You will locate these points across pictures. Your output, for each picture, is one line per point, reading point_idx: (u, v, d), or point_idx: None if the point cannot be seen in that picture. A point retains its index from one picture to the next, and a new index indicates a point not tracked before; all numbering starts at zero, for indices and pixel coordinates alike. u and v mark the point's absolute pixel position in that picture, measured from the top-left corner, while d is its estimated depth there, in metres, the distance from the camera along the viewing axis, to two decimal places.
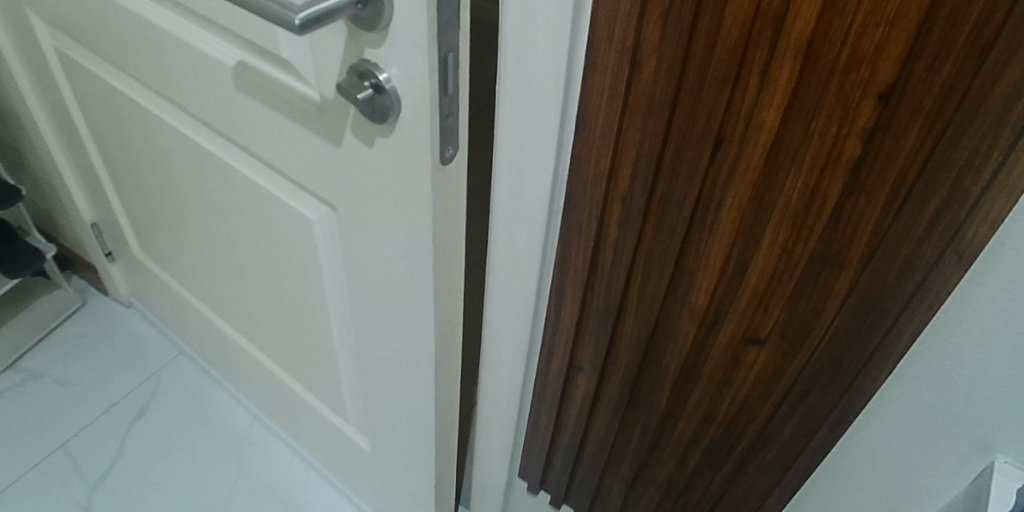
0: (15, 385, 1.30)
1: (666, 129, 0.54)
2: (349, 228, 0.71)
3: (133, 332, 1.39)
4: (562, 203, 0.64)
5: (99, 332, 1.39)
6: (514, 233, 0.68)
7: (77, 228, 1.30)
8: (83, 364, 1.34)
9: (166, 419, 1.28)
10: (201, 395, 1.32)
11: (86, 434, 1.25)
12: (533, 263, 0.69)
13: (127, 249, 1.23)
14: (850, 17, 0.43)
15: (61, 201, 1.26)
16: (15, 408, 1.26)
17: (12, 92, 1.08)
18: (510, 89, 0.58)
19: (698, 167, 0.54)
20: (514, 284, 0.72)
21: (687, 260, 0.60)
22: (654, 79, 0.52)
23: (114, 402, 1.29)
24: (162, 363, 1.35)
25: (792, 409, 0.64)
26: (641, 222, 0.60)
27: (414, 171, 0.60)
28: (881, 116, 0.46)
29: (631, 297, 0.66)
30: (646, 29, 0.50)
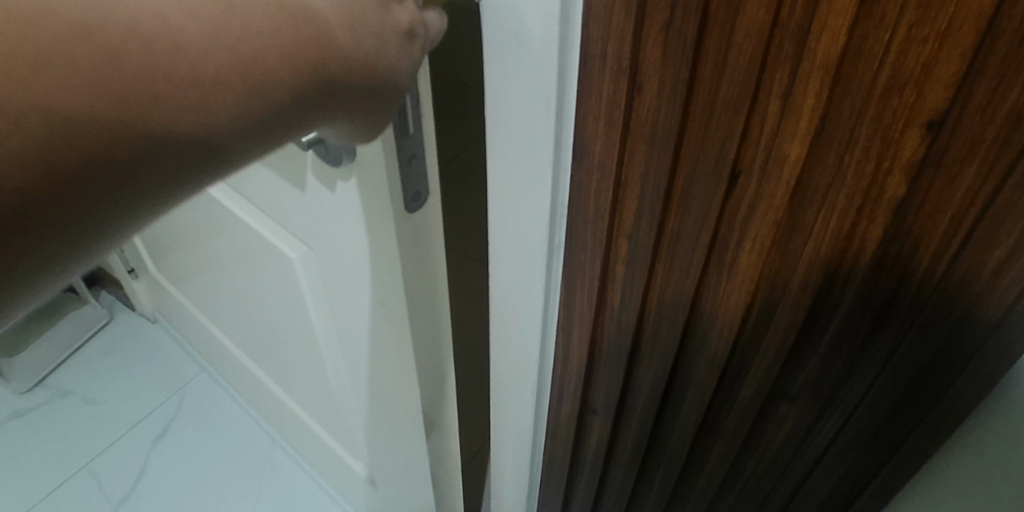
0: (43, 403, 1.30)
1: (674, 161, 0.46)
2: (328, 270, 0.66)
3: (159, 348, 1.39)
4: (563, 239, 0.56)
5: (127, 348, 1.38)
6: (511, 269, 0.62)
7: None
8: (109, 381, 1.34)
9: (189, 438, 1.26)
10: (222, 415, 1.30)
11: (110, 452, 1.24)
12: (536, 303, 0.62)
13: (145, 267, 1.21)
14: (890, 29, 0.34)
15: None
16: (42, 427, 1.27)
17: None
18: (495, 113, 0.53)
19: (712, 204, 0.46)
20: (516, 322, 0.66)
21: (705, 304, 0.52)
22: (657, 103, 0.44)
23: (139, 420, 1.29)
24: (185, 380, 1.34)
25: (829, 471, 0.56)
26: (651, 261, 0.52)
27: (379, 220, 0.54)
28: (929, 150, 0.37)
29: (644, 341, 0.59)
30: (645, 46, 0.42)
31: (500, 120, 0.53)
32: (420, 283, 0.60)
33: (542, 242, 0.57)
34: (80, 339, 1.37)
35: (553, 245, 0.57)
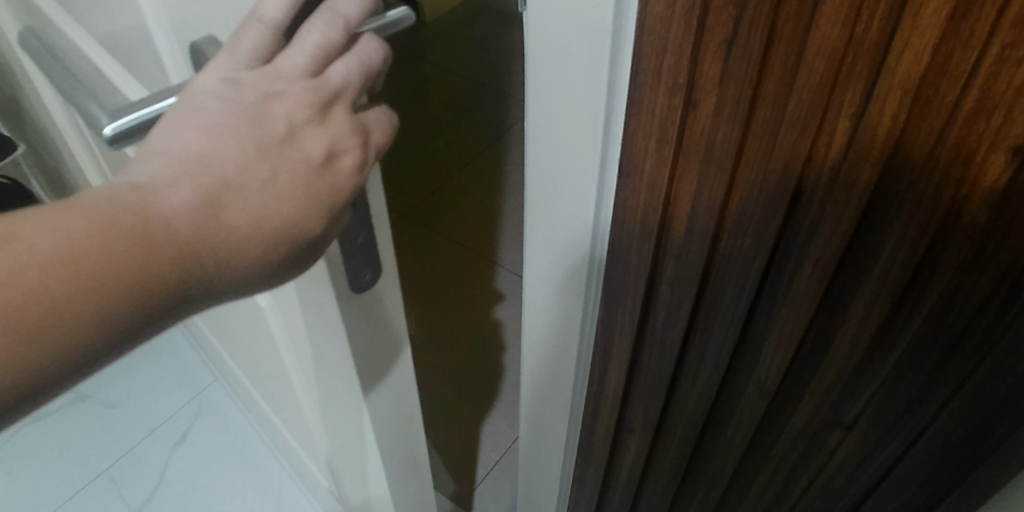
0: (61, 407, 1.29)
1: (730, 182, 0.44)
2: (280, 327, 0.63)
3: (177, 352, 1.38)
4: (604, 256, 0.55)
5: (144, 352, 1.38)
6: (548, 284, 0.60)
7: None
8: (127, 386, 1.33)
9: (207, 445, 1.25)
10: (238, 423, 1.29)
11: (129, 458, 1.23)
12: (573, 318, 0.61)
13: None
14: (980, 48, 0.32)
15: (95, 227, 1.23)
16: (61, 431, 1.26)
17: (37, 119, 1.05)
18: (537, 127, 0.51)
19: (770, 227, 0.44)
20: (551, 336, 0.64)
21: (757, 326, 0.50)
22: (713, 121, 0.42)
23: (158, 425, 1.28)
24: (203, 385, 1.33)
25: (883, 501, 0.53)
26: (700, 283, 0.50)
27: (319, 297, 0.51)
28: (1014, 179, 0.35)
29: (688, 362, 0.56)
30: (704, 62, 0.40)
31: (542, 130, 0.50)
32: (373, 349, 0.57)
33: (586, 255, 0.55)
34: None
35: (593, 263, 0.56)
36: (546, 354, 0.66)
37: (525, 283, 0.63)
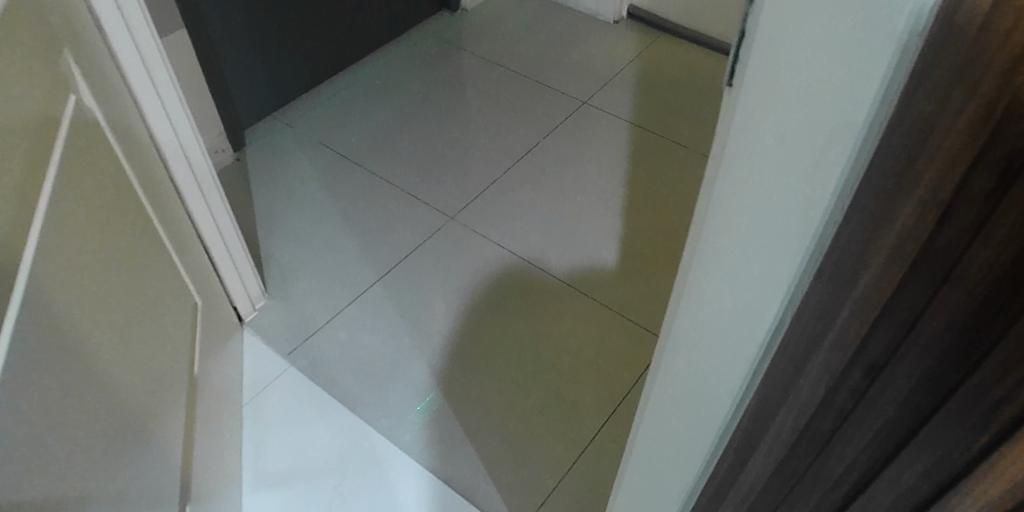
0: (260, 391, 1.35)
1: (966, 325, 0.35)
2: None
3: (265, 348, 1.41)
4: (779, 345, 0.48)
5: (253, 344, 1.41)
6: (702, 358, 0.55)
7: (193, 258, 1.21)
8: (265, 362, 1.39)
9: (304, 433, 1.30)
10: (327, 413, 1.33)
11: (252, 434, 1.29)
12: (727, 395, 0.55)
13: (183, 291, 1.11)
14: None
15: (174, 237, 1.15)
16: (259, 412, 1.32)
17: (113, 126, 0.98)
18: (728, 207, 0.45)
19: (1000, 393, 0.34)
20: (696, 407, 0.59)
21: (944, 489, 0.40)
22: (965, 250, 0.33)
23: (252, 404, 1.33)
24: (278, 372, 1.37)
25: None
26: (890, 413, 0.41)
27: None
28: None
29: (846, 486, 0.48)
30: (976, 184, 0.31)
31: (716, 211, 0.46)
32: None
33: (754, 338, 0.49)
34: (245, 312, 1.44)
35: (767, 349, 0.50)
36: (688, 423, 0.61)
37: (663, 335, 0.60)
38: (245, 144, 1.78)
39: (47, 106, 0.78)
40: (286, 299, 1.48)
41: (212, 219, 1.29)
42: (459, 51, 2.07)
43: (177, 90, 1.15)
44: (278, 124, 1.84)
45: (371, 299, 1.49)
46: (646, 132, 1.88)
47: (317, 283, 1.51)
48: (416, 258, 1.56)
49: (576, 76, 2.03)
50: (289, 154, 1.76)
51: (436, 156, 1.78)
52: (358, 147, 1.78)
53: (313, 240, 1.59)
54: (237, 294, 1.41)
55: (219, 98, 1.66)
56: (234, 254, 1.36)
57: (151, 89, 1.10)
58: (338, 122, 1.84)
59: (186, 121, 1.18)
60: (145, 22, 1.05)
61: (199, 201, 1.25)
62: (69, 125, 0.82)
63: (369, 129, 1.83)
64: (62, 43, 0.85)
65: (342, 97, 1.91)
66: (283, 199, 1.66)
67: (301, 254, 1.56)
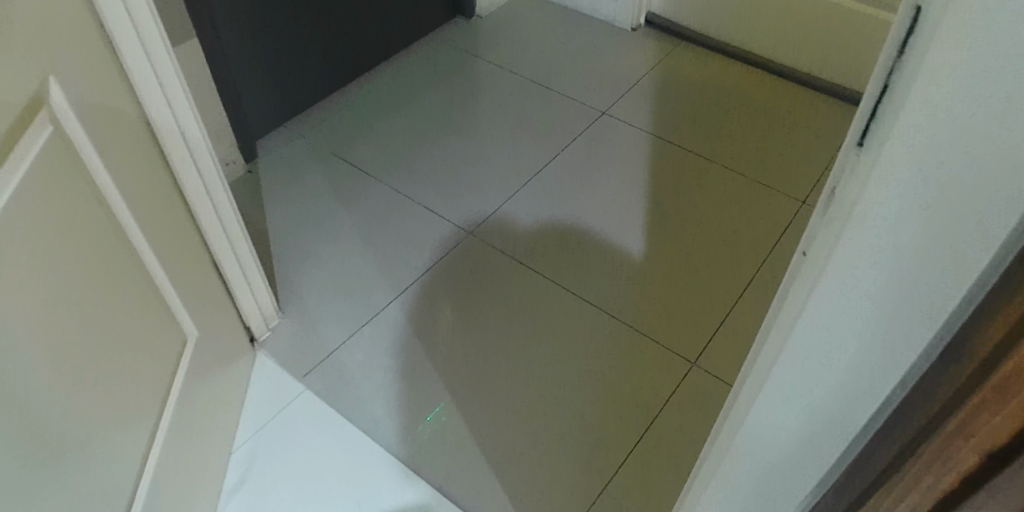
0: (276, 413, 1.31)
1: None
2: None
3: (282, 371, 1.36)
4: (884, 421, 0.44)
5: (270, 367, 1.36)
6: (787, 436, 0.50)
7: (199, 283, 1.16)
8: (280, 385, 1.34)
9: (318, 459, 1.25)
10: (345, 437, 1.28)
11: (264, 461, 1.25)
12: (822, 471, 0.50)
13: (166, 325, 1.05)
14: None
15: (178, 262, 1.10)
16: (272, 438, 1.27)
17: (113, 149, 0.94)
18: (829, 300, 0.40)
19: None
20: (782, 481, 0.54)
21: None
22: None
23: (265, 429, 1.29)
24: (295, 394, 1.33)
25: None
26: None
27: None
28: None
29: None
30: None
31: (820, 285, 0.39)
32: None
33: (862, 416, 0.45)
34: (259, 336, 1.39)
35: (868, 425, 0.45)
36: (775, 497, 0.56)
37: (736, 403, 0.54)
38: (257, 156, 1.74)
39: (15, 129, 0.72)
40: (300, 318, 1.44)
41: (227, 240, 1.25)
42: (474, 59, 2.02)
43: (194, 110, 1.10)
44: (290, 134, 1.80)
45: (388, 320, 1.44)
46: (667, 144, 1.83)
47: (333, 301, 1.47)
48: (434, 277, 1.52)
49: (594, 86, 1.98)
50: (303, 167, 1.72)
51: (453, 169, 1.73)
52: (374, 160, 1.74)
53: (328, 258, 1.54)
54: (252, 314, 1.36)
55: (230, 109, 1.62)
56: (248, 276, 1.32)
57: (167, 110, 1.06)
58: (352, 133, 1.80)
59: (202, 143, 1.14)
60: (162, 41, 1.01)
61: (214, 223, 1.21)
62: (43, 154, 0.77)
63: (385, 141, 1.79)
64: (48, 64, 0.80)
65: (356, 106, 1.87)
66: (297, 213, 1.62)
67: (315, 271, 1.52)
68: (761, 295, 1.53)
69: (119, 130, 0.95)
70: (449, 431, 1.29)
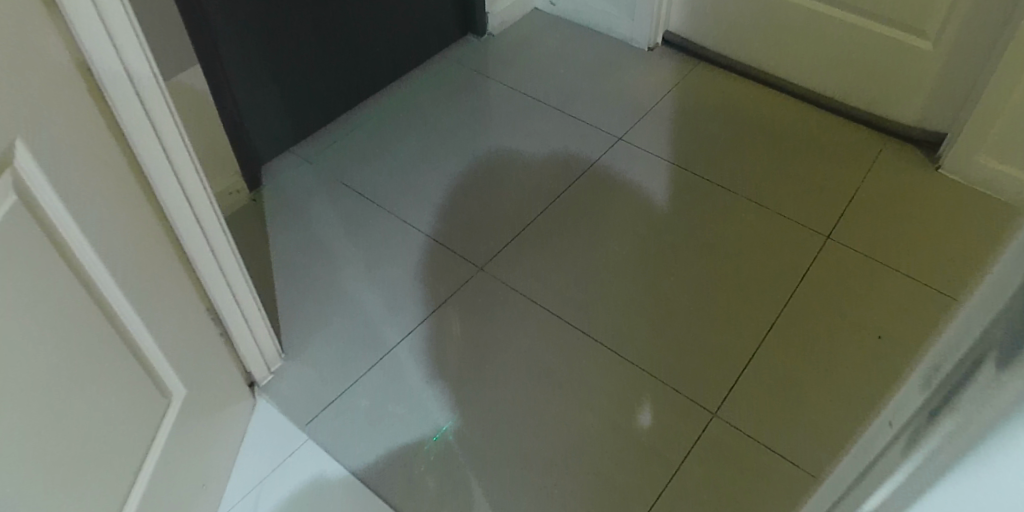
0: (274, 464, 1.25)
1: None
2: None
3: (284, 418, 1.30)
4: None
5: (272, 413, 1.31)
6: None
7: (193, 336, 1.09)
8: (282, 433, 1.28)
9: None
10: (346, 490, 1.22)
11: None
12: None
13: (147, 388, 0.99)
14: None
15: (170, 316, 1.03)
16: (269, 491, 1.22)
17: (98, 202, 0.88)
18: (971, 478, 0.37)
19: None
20: None
21: None
22: None
23: (262, 481, 1.23)
24: (297, 444, 1.27)
25: None
26: None
27: None
28: None
29: None
30: None
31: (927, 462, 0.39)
32: None
33: None
34: (260, 379, 1.33)
35: None
36: None
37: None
38: (261, 183, 1.68)
39: None
40: (304, 361, 1.38)
41: (226, 286, 1.19)
42: (486, 81, 1.97)
43: (195, 160, 1.05)
44: (296, 160, 1.73)
45: (396, 364, 1.38)
46: (687, 174, 1.77)
47: (339, 340, 1.41)
48: (444, 315, 1.46)
49: (611, 111, 1.92)
50: (309, 195, 1.66)
51: (465, 200, 1.67)
52: (383, 189, 1.68)
53: (334, 296, 1.48)
54: (252, 358, 1.30)
55: (233, 137, 1.56)
56: (248, 320, 1.26)
57: (165, 159, 1.00)
58: (360, 158, 1.74)
59: (202, 192, 1.08)
60: (159, 88, 0.95)
61: (213, 269, 1.16)
62: None
63: (394, 169, 1.72)
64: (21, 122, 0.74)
65: (365, 129, 1.81)
66: (303, 246, 1.56)
67: (321, 310, 1.45)
68: (785, 339, 1.46)
69: (105, 183, 0.89)
70: (452, 485, 1.23)
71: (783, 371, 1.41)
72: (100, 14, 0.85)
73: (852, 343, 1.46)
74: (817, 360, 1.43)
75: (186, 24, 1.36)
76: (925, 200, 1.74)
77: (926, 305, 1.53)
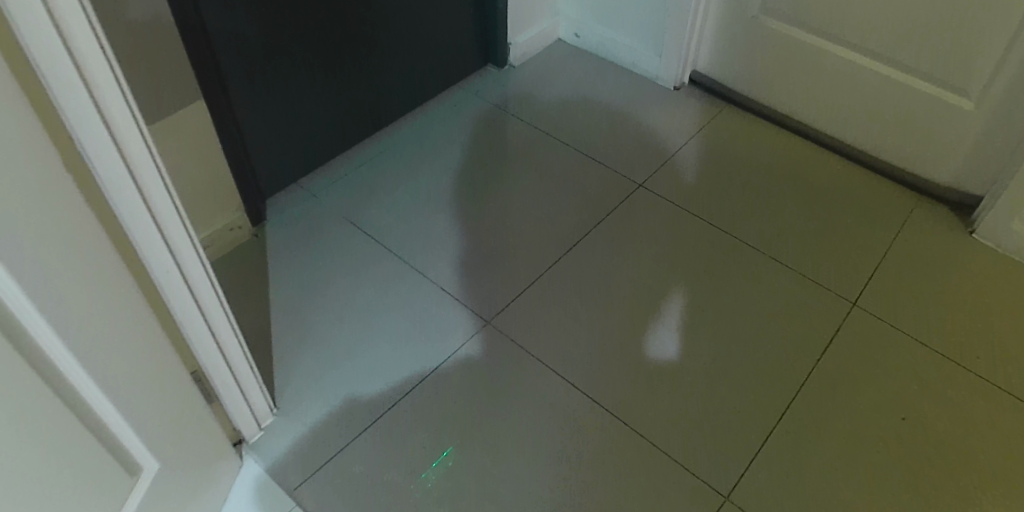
0: None
1: None
2: None
3: (273, 480, 1.24)
4: None
5: (260, 475, 1.25)
6: None
7: (176, 410, 1.03)
8: (268, 498, 1.22)
9: None
10: None
11: None
12: None
13: (112, 470, 0.93)
14: None
15: (151, 394, 0.97)
16: None
17: (81, 283, 0.81)
18: None
19: None
20: None
21: None
22: None
23: None
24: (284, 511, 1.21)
25: None
26: None
27: None
28: None
29: None
30: None
31: None
32: None
33: None
34: (250, 436, 1.28)
35: None
36: None
37: None
38: (265, 218, 1.63)
39: None
40: (296, 416, 1.33)
41: (216, 350, 1.12)
42: (504, 116, 1.91)
43: (186, 223, 0.98)
44: (304, 194, 1.69)
45: (392, 424, 1.33)
46: (707, 227, 1.70)
47: (336, 396, 1.36)
48: (446, 373, 1.40)
49: (632, 154, 1.85)
50: (314, 234, 1.61)
51: (475, 246, 1.61)
52: (389, 230, 1.63)
53: (332, 345, 1.43)
54: (244, 416, 1.25)
55: (236, 171, 1.50)
56: (239, 381, 1.20)
57: (152, 225, 0.94)
58: (369, 196, 1.69)
59: (196, 254, 1.01)
60: (148, 151, 0.89)
61: (203, 334, 1.09)
62: None
63: (402, 209, 1.67)
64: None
65: (376, 165, 1.76)
66: (305, 290, 1.51)
67: (317, 361, 1.41)
68: (802, 415, 1.39)
69: (95, 266, 0.83)
70: None
71: (799, 451, 1.34)
72: (83, 78, 0.78)
73: (870, 423, 1.38)
74: (835, 442, 1.35)
75: (191, 58, 1.30)
76: (957, 267, 1.65)
77: (953, 385, 1.45)
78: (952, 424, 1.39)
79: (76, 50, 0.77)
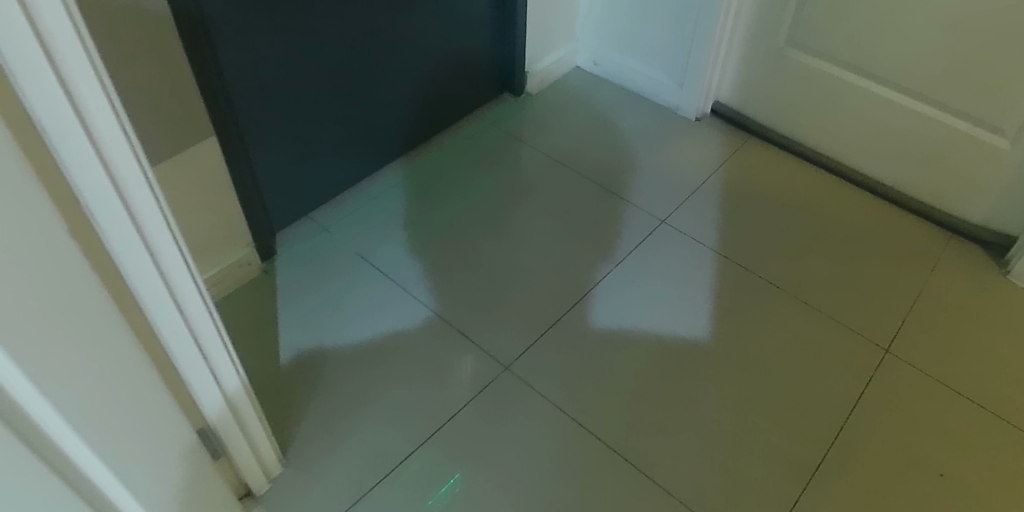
0: None
1: None
2: None
3: None
4: None
5: None
6: None
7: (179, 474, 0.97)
8: None
9: None
10: None
11: None
12: None
13: None
14: None
15: (154, 463, 0.91)
16: None
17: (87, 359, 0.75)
18: None
19: None
20: None
21: None
22: None
23: None
24: None
25: None
26: None
27: None
28: None
29: None
30: None
31: None
32: None
33: None
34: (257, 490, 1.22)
35: None
36: None
37: None
38: (275, 253, 1.58)
39: None
40: (305, 469, 1.26)
41: (224, 406, 1.06)
42: (521, 147, 1.85)
43: (199, 282, 0.91)
44: (315, 228, 1.64)
45: (407, 477, 1.26)
46: (732, 266, 1.63)
47: (347, 446, 1.30)
48: (461, 422, 1.34)
49: (652, 187, 1.79)
50: (325, 270, 1.56)
51: (491, 284, 1.55)
52: (401, 267, 1.57)
53: (342, 389, 1.37)
54: (249, 470, 1.18)
55: (245, 206, 1.44)
56: (245, 434, 1.13)
57: (161, 287, 0.87)
58: (381, 230, 1.64)
59: (206, 313, 0.94)
60: (159, 211, 0.82)
61: (210, 392, 1.02)
62: None
63: (415, 244, 1.61)
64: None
65: (390, 197, 1.71)
66: (315, 329, 1.46)
67: (326, 406, 1.34)
68: (837, 471, 1.32)
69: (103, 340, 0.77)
70: None
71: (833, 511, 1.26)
72: (90, 138, 0.72)
73: (906, 481, 1.31)
74: (872, 503, 1.28)
75: (203, 92, 1.24)
76: (994, 312, 1.58)
77: (994, 440, 1.37)
78: (994, 483, 1.31)
79: (84, 108, 0.70)
